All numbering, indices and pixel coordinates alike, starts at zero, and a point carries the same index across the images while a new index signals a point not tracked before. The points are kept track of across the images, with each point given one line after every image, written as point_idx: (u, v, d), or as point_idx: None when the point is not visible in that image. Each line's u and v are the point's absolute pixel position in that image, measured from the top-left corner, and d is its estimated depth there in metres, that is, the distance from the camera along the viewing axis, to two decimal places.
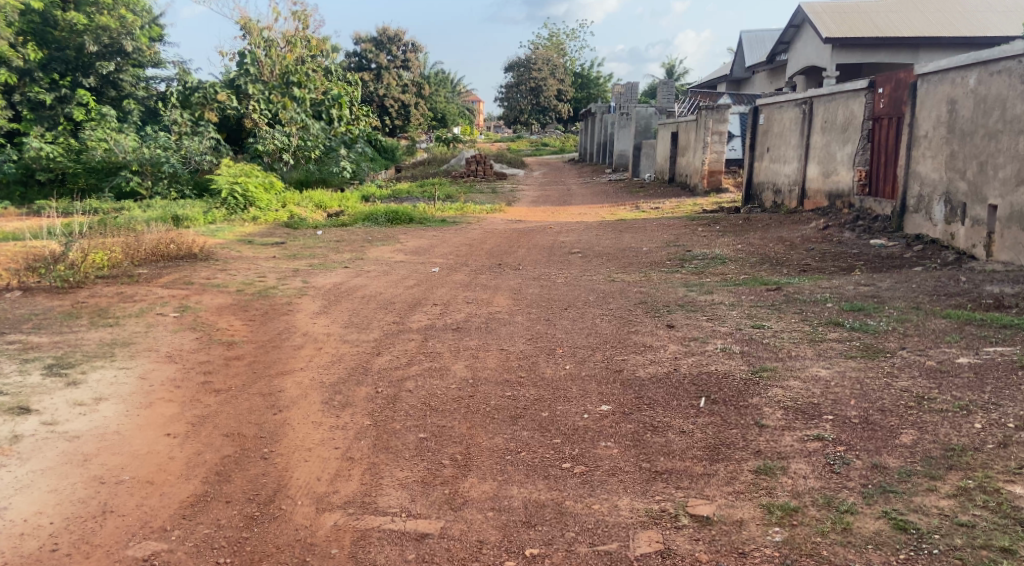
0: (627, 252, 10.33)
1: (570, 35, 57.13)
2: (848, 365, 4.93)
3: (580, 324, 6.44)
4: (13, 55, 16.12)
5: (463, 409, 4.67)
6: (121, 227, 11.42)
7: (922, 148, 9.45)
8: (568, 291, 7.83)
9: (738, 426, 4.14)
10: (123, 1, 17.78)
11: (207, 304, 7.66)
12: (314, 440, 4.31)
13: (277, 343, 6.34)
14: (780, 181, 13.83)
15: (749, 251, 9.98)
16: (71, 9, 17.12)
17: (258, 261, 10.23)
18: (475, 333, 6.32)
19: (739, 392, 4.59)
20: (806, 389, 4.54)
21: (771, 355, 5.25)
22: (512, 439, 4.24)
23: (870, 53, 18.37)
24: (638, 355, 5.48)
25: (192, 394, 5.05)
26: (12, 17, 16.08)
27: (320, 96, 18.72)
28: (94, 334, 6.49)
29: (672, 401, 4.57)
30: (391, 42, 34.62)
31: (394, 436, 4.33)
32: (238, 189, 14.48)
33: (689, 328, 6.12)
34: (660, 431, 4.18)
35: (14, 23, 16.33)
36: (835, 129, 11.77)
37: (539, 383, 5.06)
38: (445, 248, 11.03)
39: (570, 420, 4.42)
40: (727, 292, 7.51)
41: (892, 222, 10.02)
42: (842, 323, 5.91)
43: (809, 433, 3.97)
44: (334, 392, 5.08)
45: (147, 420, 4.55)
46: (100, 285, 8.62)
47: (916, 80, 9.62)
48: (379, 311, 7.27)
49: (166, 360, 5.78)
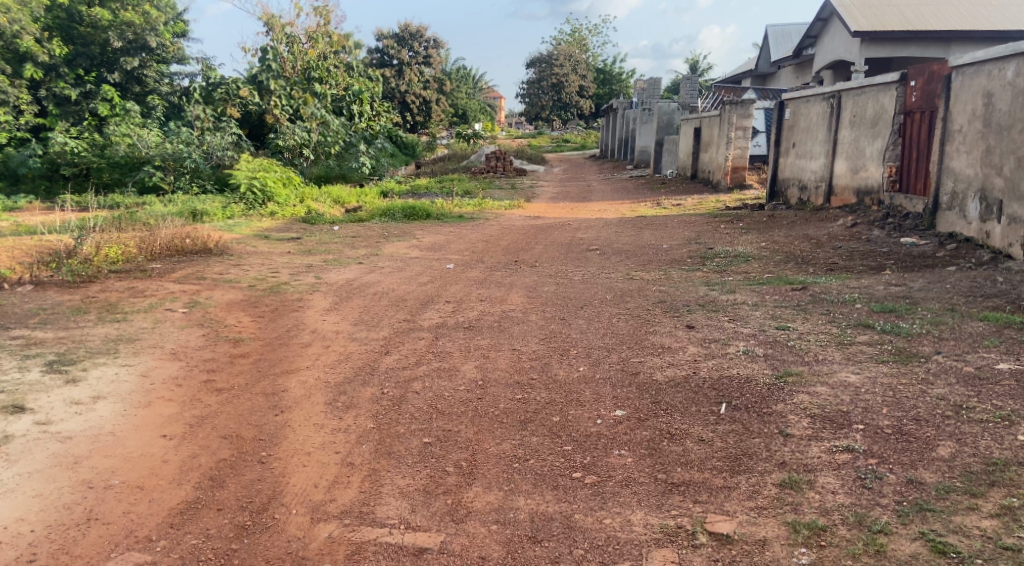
0: (648, 250, 10.07)
1: (592, 32, 56.77)
2: (879, 370, 4.66)
3: (596, 324, 6.21)
4: (38, 50, 16.13)
5: (471, 413, 4.46)
6: (137, 222, 11.31)
7: (956, 143, 9.11)
8: (586, 290, 7.59)
9: (762, 436, 3.89)
10: None
11: (218, 300, 7.50)
12: (314, 443, 4.11)
13: (285, 340, 6.16)
14: (806, 177, 13.49)
15: (774, 249, 9.69)
16: (96, 4, 17.10)
17: (273, 257, 10.09)
18: (487, 332, 6.11)
19: (761, 399, 4.34)
20: (834, 395, 4.29)
21: (796, 359, 4.99)
22: (522, 445, 4.02)
23: (900, 47, 17.95)
24: (655, 358, 5.24)
25: (193, 393, 4.87)
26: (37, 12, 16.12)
27: (341, 92, 18.63)
28: (99, 330, 6.34)
29: (691, 407, 4.33)
30: (413, 38, 34.13)
31: (397, 440, 4.13)
32: (256, 184, 14.40)
33: (710, 329, 5.87)
34: (678, 439, 3.94)
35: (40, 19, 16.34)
36: (865, 124, 11.42)
37: (552, 385, 4.83)
38: (461, 244, 10.82)
39: (583, 426, 4.20)
40: (751, 291, 7.24)
41: (924, 219, 9.68)
42: (872, 325, 5.64)
43: (837, 443, 3.72)
44: (338, 393, 4.88)
45: (144, 420, 4.38)
46: (112, 279, 8.48)
47: (950, 72, 9.28)
48: (389, 309, 7.07)
49: (171, 357, 5.61)
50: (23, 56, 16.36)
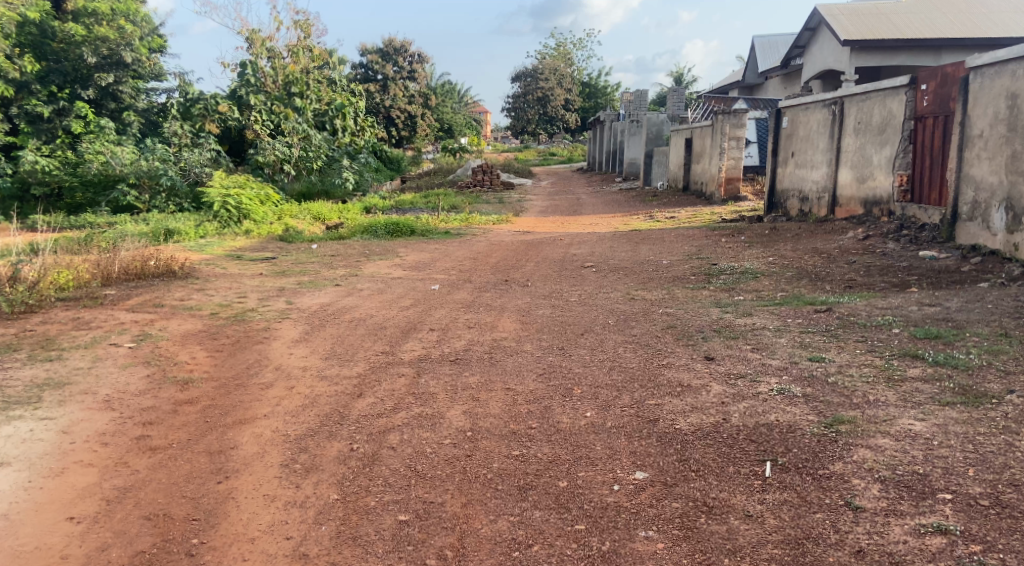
0: (647, 266, 9.28)
1: (577, 45, 56.39)
2: (948, 417, 3.85)
3: (601, 355, 5.42)
4: (9, 66, 15.20)
5: (458, 477, 3.65)
6: (96, 244, 10.45)
7: (976, 148, 8.40)
8: (584, 313, 6.78)
9: (823, 509, 3.14)
10: (122, 10, 16.84)
11: (173, 331, 6.66)
12: (261, 525, 3.36)
13: (243, 380, 5.33)
14: (807, 187, 12.76)
15: (783, 264, 8.95)
16: (69, 20, 16.26)
17: (243, 279, 9.24)
18: (477, 367, 5.30)
19: (813, 455, 3.54)
20: (901, 450, 3.50)
21: (844, 401, 4.17)
22: (521, 524, 3.26)
23: (891, 56, 17.37)
24: (674, 400, 4.41)
25: (120, 455, 4.04)
26: (10, 29, 15.18)
27: (324, 107, 17.85)
28: (27, 372, 5.51)
29: (727, 467, 3.54)
30: (397, 53, 33.60)
31: (366, 518, 3.36)
32: (230, 201, 13.49)
33: (732, 361, 5.08)
34: (718, 514, 3.19)
35: (12, 35, 15.43)
36: (871, 130, 10.70)
37: (553, 438, 4.01)
38: (447, 263, 10.01)
39: (596, 494, 3.42)
40: (769, 314, 6.46)
41: (942, 231, 8.96)
42: (922, 355, 4.85)
43: (923, 520, 3.00)
44: (298, 450, 4.04)
45: (50, 496, 3.61)
46: (58, 308, 7.61)
47: (967, 73, 8.60)
48: (366, 339, 6.25)
49: (103, 406, 4.76)
50: None
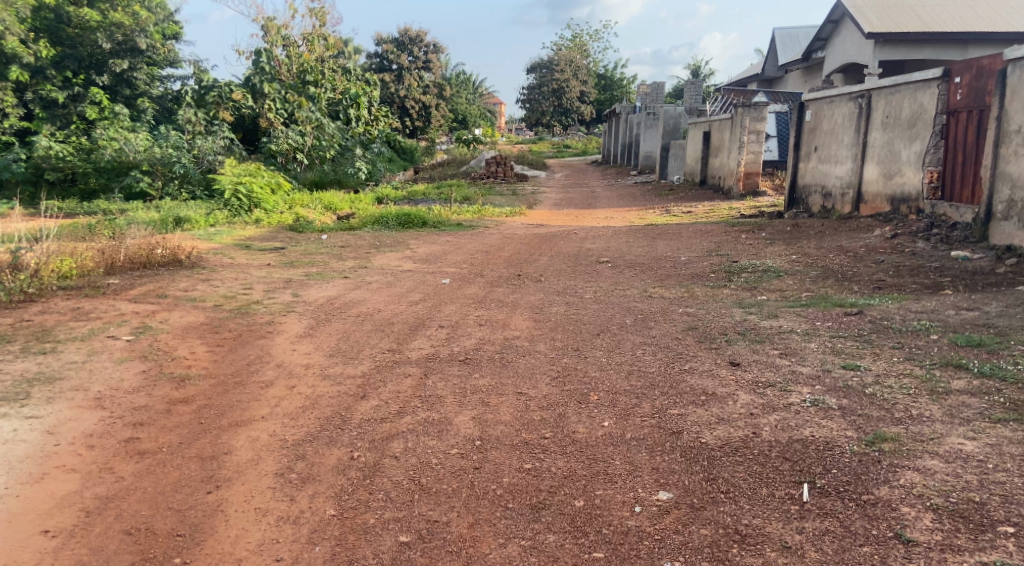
0: (666, 263, 8.95)
1: (594, 36, 55.93)
2: (1002, 435, 3.54)
3: (618, 358, 5.12)
4: (24, 51, 14.96)
5: (466, 493, 3.38)
6: (103, 230, 10.22)
7: (1014, 144, 8.01)
8: (601, 311, 6.48)
9: (869, 542, 2.92)
10: None
11: (173, 324, 6.39)
12: (250, 544, 3.15)
13: (243, 378, 5.06)
14: (830, 183, 12.37)
15: (807, 262, 8.61)
16: (84, 5, 15.89)
17: (250, 269, 8.97)
18: (488, 367, 5.02)
19: (854, 478, 3.26)
20: (951, 474, 3.21)
21: (885, 415, 3.85)
22: (534, 550, 3.04)
23: (917, 49, 16.89)
24: (699, 410, 4.09)
25: (105, 459, 3.77)
26: (25, 13, 15.00)
27: (337, 96, 17.51)
28: (17, 366, 5.26)
29: (759, 488, 3.26)
30: (412, 43, 33.31)
31: (365, 539, 3.13)
32: (241, 189, 13.25)
33: (759, 367, 4.76)
34: (751, 545, 2.96)
35: (28, 19, 15.17)
36: (899, 125, 10.29)
37: (568, 450, 3.72)
38: (458, 256, 9.72)
39: (615, 518, 3.16)
40: (796, 316, 6.12)
41: (974, 230, 8.59)
42: (967, 366, 4.52)
43: (984, 559, 2.79)
44: (295, 458, 3.76)
45: (26, 507, 3.39)
46: (59, 297, 7.35)
47: (1005, 65, 8.22)
48: (373, 336, 5.97)
49: (93, 405, 4.50)
50: (7, 58, 15.16)
